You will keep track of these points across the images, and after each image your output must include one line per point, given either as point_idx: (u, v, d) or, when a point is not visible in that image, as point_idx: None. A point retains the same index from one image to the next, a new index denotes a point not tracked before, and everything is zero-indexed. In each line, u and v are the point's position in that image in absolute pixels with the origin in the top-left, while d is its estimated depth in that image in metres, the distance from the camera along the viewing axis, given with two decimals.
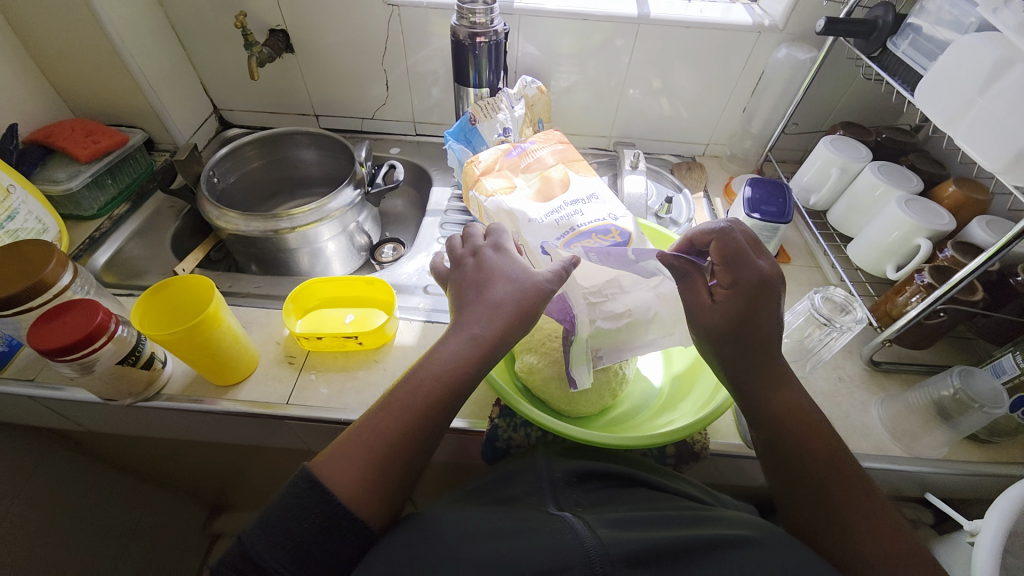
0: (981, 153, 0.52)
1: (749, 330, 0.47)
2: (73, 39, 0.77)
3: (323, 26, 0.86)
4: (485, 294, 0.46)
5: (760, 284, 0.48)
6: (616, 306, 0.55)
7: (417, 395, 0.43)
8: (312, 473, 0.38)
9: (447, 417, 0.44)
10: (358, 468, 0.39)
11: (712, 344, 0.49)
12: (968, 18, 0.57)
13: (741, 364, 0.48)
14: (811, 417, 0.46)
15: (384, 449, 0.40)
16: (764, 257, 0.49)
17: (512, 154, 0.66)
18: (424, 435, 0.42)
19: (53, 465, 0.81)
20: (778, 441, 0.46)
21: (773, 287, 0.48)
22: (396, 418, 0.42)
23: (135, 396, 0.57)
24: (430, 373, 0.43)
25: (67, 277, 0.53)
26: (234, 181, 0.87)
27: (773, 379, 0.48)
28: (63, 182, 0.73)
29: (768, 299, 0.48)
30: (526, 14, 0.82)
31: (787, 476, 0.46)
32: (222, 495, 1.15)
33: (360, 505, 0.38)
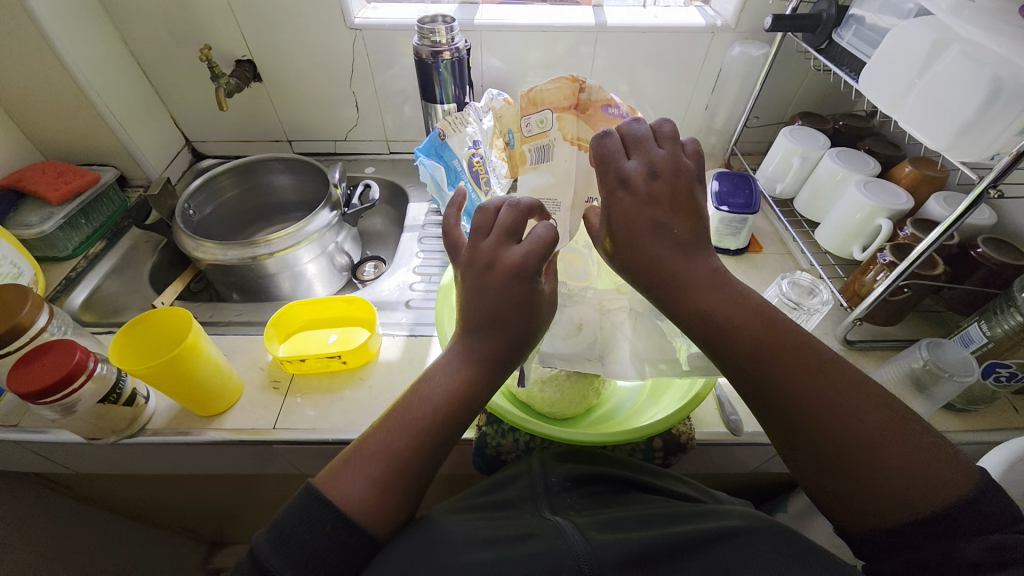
0: (925, 133, 0.54)
1: (628, 231, 0.40)
2: (39, 83, 0.78)
3: (290, 53, 0.87)
4: (507, 313, 0.43)
5: (620, 182, 0.40)
6: (569, 317, 0.60)
7: (429, 419, 0.42)
8: (322, 493, 0.38)
9: (454, 442, 0.43)
10: (369, 489, 0.39)
11: (614, 258, 0.42)
12: (906, 5, 0.60)
13: (690, 316, 0.40)
14: (777, 334, 0.38)
15: (396, 472, 0.40)
16: (638, 156, 0.41)
17: (611, 110, 0.58)
18: (433, 459, 0.42)
19: (43, 511, 0.80)
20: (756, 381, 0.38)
21: (645, 186, 0.40)
22: (407, 441, 0.41)
23: (119, 433, 0.57)
24: (438, 396, 0.43)
25: (44, 319, 0.53)
26: (210, 212, 0.87)
27: (726, 310, 0.39)
28: (36, 225, 0.73)
29: (641, 195, 0.40)
30: (487, 29, 0.85)
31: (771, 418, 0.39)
32: (219, 530, 1.13)
33: (367, 519, 0.38)
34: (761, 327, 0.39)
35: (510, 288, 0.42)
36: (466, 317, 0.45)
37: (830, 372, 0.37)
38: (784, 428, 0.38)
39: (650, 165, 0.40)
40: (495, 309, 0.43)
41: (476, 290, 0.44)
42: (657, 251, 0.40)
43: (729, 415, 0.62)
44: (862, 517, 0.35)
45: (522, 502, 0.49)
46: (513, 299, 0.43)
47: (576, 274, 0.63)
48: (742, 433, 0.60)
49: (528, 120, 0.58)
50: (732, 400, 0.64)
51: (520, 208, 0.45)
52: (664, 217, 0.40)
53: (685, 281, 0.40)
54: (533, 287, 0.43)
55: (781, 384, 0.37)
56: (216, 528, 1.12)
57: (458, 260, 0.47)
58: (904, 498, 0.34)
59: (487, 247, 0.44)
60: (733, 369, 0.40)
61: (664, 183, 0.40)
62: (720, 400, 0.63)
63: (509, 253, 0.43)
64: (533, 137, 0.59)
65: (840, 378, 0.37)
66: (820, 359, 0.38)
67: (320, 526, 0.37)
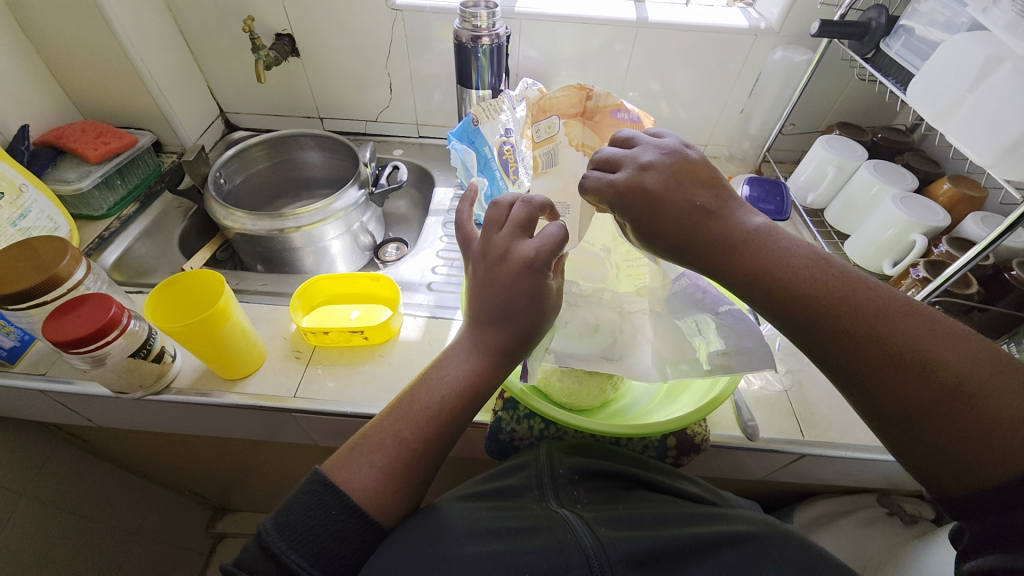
0: (972, 147, 0.53)
1: (654, 229, 0.43)
2: (84, 43, 0.79)
3: (328, 30, 0.88)
4: (518, 306, 0.42)
5: (624, 194, 0.43)
6: (587, 317, 0.60)
7: (434, 409, 0.42)
8: (329, 477, 0.39)
9: (462, 428, 0.43)
10: (377, 475, 0.39)
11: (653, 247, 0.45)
12: (960, 18, 0.58)
13: (752, 282, 0.41)
14: (843, 283, 0.38)
15: (403, 458, 0.40)
16: (622, 165, 0.44)
17: (620, 115, 0.59)
18: (441, 444, 0.42)
19: (61, 463, 0.82)
20: (831, 336, 0.37)
21: (649, 185, 0.43)
22: (415, 427, 0.41)
23: (146, 389, 0.58)
24: (446, 384, 0.42)
25: (81, 273, 0.54)
26: (240, 181, 0.89)
27: (780, 274, 0.39)
28: (74, 182, 0.75)
29: (644, 191, 0.43)
30: (527, 17, 0.84)
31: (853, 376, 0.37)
32: (225, 496, 1.16)
33: (375, 508, 0.39)
34: (820, 278, 0.38)
35: (520, 282, 0.42)
36: (473, 309, 0.44)
37: (903, 320, 0.36)
38: (852, 388, 0.37)
39: (641, 166, 0.44)
40: (503, 302, 0.42)
41: (487, 286, 0.43)
42: (687, 225, 0.42)
43: (747, 421, 0.61)
44: (949, 475, 0.34)
45: (528, 491, 0.49)
46: (524, 292, 0.42)
47: (590, 276, 0.64)
48: (758, 439, 0.60)
49: (537, 127, 0.60)
50: (750, 406, 0.63)
51: (533, 205, 0.45)
52: (678, 204, 0.42)
53: (726, 244, 0.42)
54: (545, 279, 0.42)
55: (846, 341, 0.37)
56: (222, 494, 1.14)
57: (469, 255, 0.47)
58: (999, 451, 0.32)
59: (499, 241, 0.43)
60: (804, 329, 0.39)
61: (666, 175, 0.43)
62: (738, 405, 0.63)
63: (520, 247, 0.43)
64: (543, 143, 0.61)
65: (916, 318, 0.36)
66: (891, 307, 0.36)
67: (326, 511, 0.37)
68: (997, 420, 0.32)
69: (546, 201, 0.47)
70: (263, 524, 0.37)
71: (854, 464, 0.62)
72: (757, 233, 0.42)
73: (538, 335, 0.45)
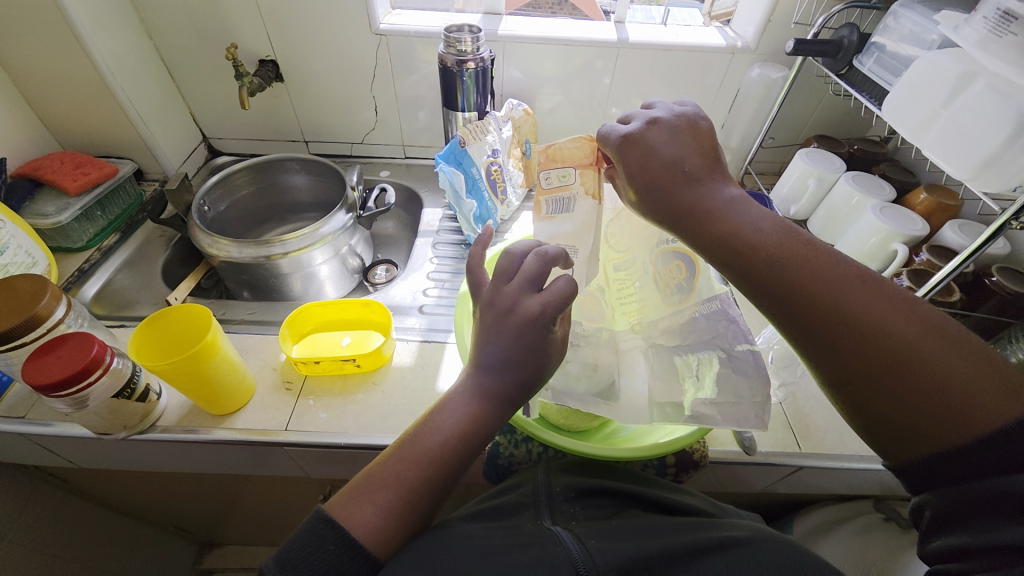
0: (948, 161, 0.55)
1: (644, 182, 0.43)
2: (61, 74, 0.78)
3: (313, 55, 0.88)
4: (520, 358, 0.42)
5: (624, 141, 0.43)
6: (586, 356, 0.56)
7: (437, 450, 0.41)
8: (329, 515, 0.38)
9: (463, 470, 0.42)
10: (379, 513, 0.38)
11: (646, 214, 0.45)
12: (929, 35, 0.60)
13: (721, 250, 0.41)
14: (810, 253, 0.38)
15: (405, 497, 0.39)
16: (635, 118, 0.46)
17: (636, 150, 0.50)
18: (442, 484, 0.41)
19: (40, 505, 0.79)
20: (793, 305, 0.37)
21: (648, 138, 0.43)
22: (417, 466, 0.40)
23: (130, 429, 0.56)
24: (447, 425, 0.42)
25: (61, 311, 0.53)
26: (224, 208, 0.87)
27: (744, 239, 0.40)
28: (52, 215, 0.73)
29: (645, 141, 0.43)
30: (509, 40, 0.85)
31: (812, 342, 0.37)
32: (212, 531, 1.11)
33: (377, 547, 0.38)
34: (786, 251, 0.38)
35: (525, 335, 0.41)
36: (477, 357, 0.44)
37: (865, 289, 0.36)
38: (813, 352, 0.38)
39: (649, 120, 0.44)
40: (509, 352, 0.42)
41: (495, 338, 0.42)
42: (675, 185, 0.42)
43: (743, 434, 0.61)
44: (904, 443, 0.35)
45: (525, 508, 0.48)
46: (525, 345, 0.42)
47: (591, 316, 0.59)
48: (755, 453, 0.60)
49: (548, 175, 0.53)
50: None
51: (547, 258, 0.44)
52: (674, 162, 0.42)
53: (700, 210, 0.41)
54: (548, 334, 0.42)
55: (817, 316, 0.36)
56: (209, 529, 1.10)
57: (478, 300, 0.46)
58: (946, 416, 0.33)
59: (507, 292, 0.43)
60: (764, 297, 0.39)
61: (666, 127, 0.44)
62: None
63: (531, 302, 0.42)
64: (553, 190, 0.54)
65: (875, 291, 0.36)
66: (850, 279, 0.37)
67: (323, 546, 0.36)
68: (947, 389, 0.33)
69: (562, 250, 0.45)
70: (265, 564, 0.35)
71: (851, 474, 0.62)
72: (736, 204, 0.41)
73: (541, 381, 0.44)
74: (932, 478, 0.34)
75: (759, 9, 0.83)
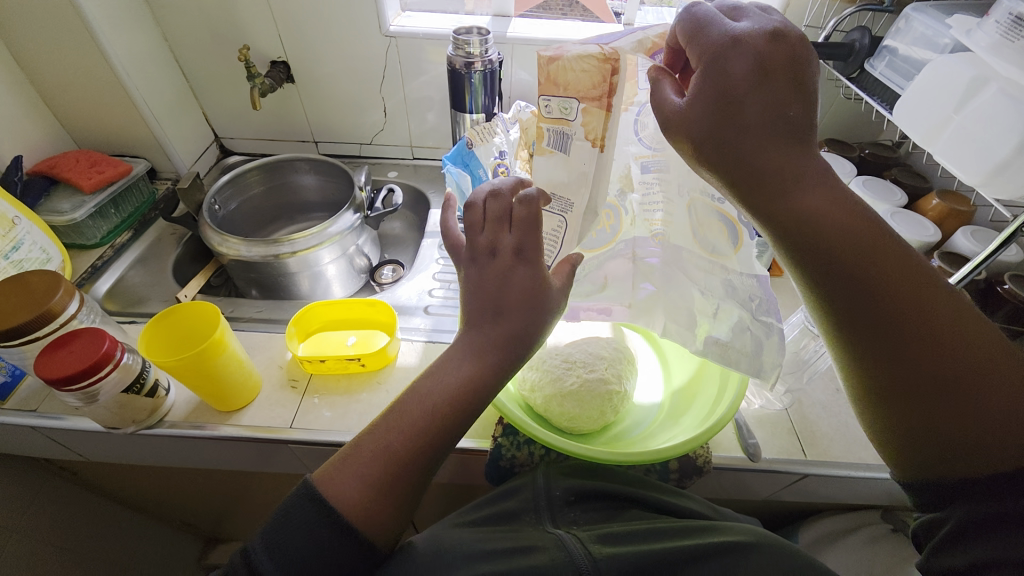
0: (958, 166, 0.54)
1: (722, 109, 0.36)
2: (78, 74, 0.80)
3: (323, 57, 0.89)
4: (512, 308, 0.40)
5: (723, 49, 0.35)
6: (597, 275, 0.58)
7: (425, 419, 0.40)
8: (318, 493, 0.37)
9: (455, 438, 0.41)
10: (364, 486, 0.38)
11: (695, 145, 0.37)
12: (942, 39, 0.60)
13: (799, 234, 0.37)
14: (893, 254, 0.37)
15: (391, 470, 0.38)
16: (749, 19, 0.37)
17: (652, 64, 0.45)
18: (430, 456, 0.40)
19: (51, 496, 0.80)
20: (867, 306, 0.37)
21: (757, 47, 0.34)
22: (404, 438, 0.39)
23: (138, 424, 0.57)
24: (439, 389, 0.40)
25: (74, 306, 0.54)
26: (235, 207, 0.89)
27: (831, 224, 0.37)
28: (67, 212, 0.74)
29: (757, 59, 0.34)
30: (518, 43, 0.86)
31: (878, 346, 0.38)
32: (217, 526, 1.12)
33: (364, 524, 0.37)
34: (866, 243, 0.37)
35: (512, 276, 0.41)
36: (466, 311, 0.42)
37: (937, 306, 0.36)
38: (870, 357, 0.38)
39: (769, 31, 0.35)
40: (497, 295, 0.41)
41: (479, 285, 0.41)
42: (766, 131, 0.35)
43: (747, 440, 0.61)
44: (933, 459, 0.37)
45: (524, 513, 0.49)
46: (517, 289, 0.40)
47: (600, 235, 0.57)
48: (759, 460, 0.59)
49: (548, 103, 0.51)
50: (751, 426, 0.63)
51: (504, 198, 0.42)
52: (771, 95, 0.35)
53: (789, 177, 0.36)
54: (536, 266, 0.41)
55: (883, 323, 0.37)
56: (215, 524, 1.10)
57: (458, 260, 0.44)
58: (981, 442, 0.35)
59: (483, 238, 0.42)
60: (835, 292, 0.38)
61: (782, 45, 0.35)
62: (738, 424, 0.62)
63: (506, 240, 0.41)
64: (552, 120, 0.52)
65: (948, 309, 0.36)
66: (927, 293, 0.36)
67: (317, 532, 0.36)
68: (987, 416, 0.35)
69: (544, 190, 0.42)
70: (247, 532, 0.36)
71: (858, 483, 0.61)
72: (824, 183, 0.37)
73: (538, 329, 0.42)
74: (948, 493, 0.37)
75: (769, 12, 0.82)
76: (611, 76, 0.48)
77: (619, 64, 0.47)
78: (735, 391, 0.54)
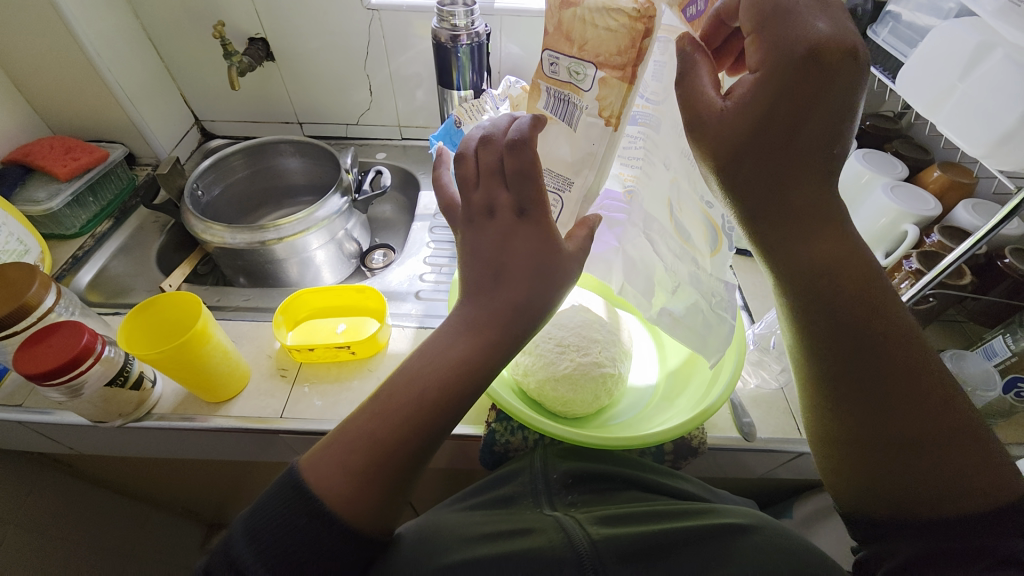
0: (962, 137, 0.52)
1: (762, 125, 0.32)
2: (46, 56, 0.76)
3: (303, 33, 0.85)
4: (508, 281, 0.36)
5: (789, 53, 0.30)
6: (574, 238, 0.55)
7: (413, 404, 0.36)
8: (300, 478, 0.35)
9: (447, 429, 0.37)
10: (346, 477, 0.35)
11: (718, 167, 0.35)
12: (948, 3, 0.57)
13: (796, 266, 0.37)
14: (876, 298, 0.38)
15: (373, 458, 0.35)
16: (825, 17, 0.31)
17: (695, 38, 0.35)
18: (419, 445, 0.36)
19: (48, 488, 0.80)
20: (846, 346, 0.38)
21: (825, 56, 0.30)
22: (390, 427, 0.35)
23: (125, 417, 0.56)
24: (430, 372, 0.36)
25: (51, 299, 0.52)
26: (219, 193, 0.86)
27: (825, 265, 0.37)
28: (43, 201, 0.72)
29: (819, 76, 0.30)
30: (507, 14, 0.82)
31: (856, 387, 0.38)
32: (219, 513, 1.13)
33: (347, 513, 0.35)
34: (864, 295, 0.38)
35: (512, 242, 0.37)
36: (464, 278, 0.39)
37: (913, 356, 0.37)
38: (844, 395, 0.38)
39: (849, 46, 0.30)
40: (495, 260, 0.37)
41: (477, 250, 0.38)
42: (800, 166, 0.34)
43: (742, 419, 0.61)
44: (886, 500, 0.38)
45: (522, 498, 0.48)
46: (517, 256, 0.36)
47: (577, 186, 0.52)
48: (755, 439, 0.60)
49: (554, 59, 0.40)
50: (745, 405, 0.63)
51: (498, 146, 0.37)
52: (820, 117, 0.32)
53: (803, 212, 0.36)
54: (541, 227, 0.37)
55: (865, 365, 0.37)
56: (217, 510, 1.11)
57: (455, 222, 0.41)
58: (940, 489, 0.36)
59: (478, 196, 0.37)
60: (823, 331, 0.38)
61: (852, 65, 0.30)
62: (733, 404, 0.62)
63: (501, 195, 0.37)
64: (559, 82, 0.41)
65: (922, 361, 0.37)
66: (905, 343, 0.37)
67: (294, 522, 0.34)
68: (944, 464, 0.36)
69: (539, 119, 0.36)
70: (233, 526, 0.35)
71: None
72: (831, 225, 0.37)
73: (540, 310, 0.37)
74: (899, 535, 0.37)
75: None
76: (643, 40, 0.37)
77: (655, 21, 0.36)
78: (732, 373, 0.54)
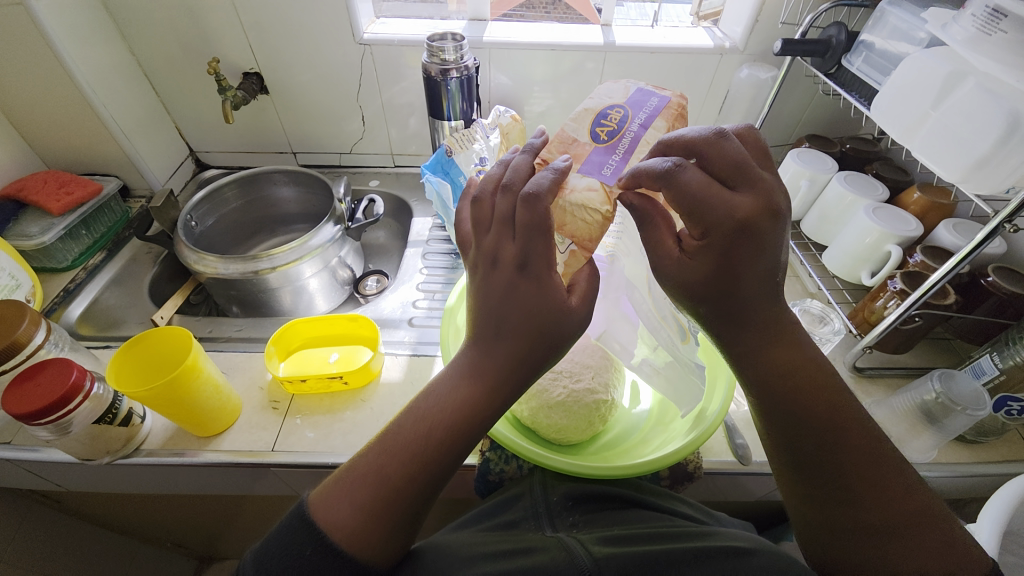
0: (939, 163, 0.54)
1: (718, 272, 0.36)
2: (42, 94, 0.77)
3: (296, 66, 0.87)
4: (512, 326, 0.37)
5: (724, 221, 0.33)
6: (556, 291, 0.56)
7: (420, 443, 0.36)
8: (309, 511, 0.35)
9: (451, 467, 0.37)
10: (356, 513, 0.35)
11: (686, 298, 0.39)
12: (918, 32, 0.59)
13: (761, 374, 0.40)
14: (833, 388, 0.40)
15: (383, 494, 0.35)
16: (745, 187, 0.33)
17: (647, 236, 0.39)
18: (428, 482, 0.36)
19: (33, 527, 0.78)
20: (805, 437, 0.40)
21: (753, 220, 0.33)
22: (400, 465, 0.36)
23: (113, 454, 0.55)
24: (436, 413, 0.37)
25: (41, 336, 0.52)
26: (212, 224, 0.87)
27: (783, 367, 0.40)
28: (36, 236, 0.73)
29: (751, 237, 0.34)
30: (495, 47, 0.85)
31: (820, 477, 0.40)
32: (210, 547, 1.10)
33: (354, 550, 0.34)
34: (823, 396, 0.40)
35: (516, 291, 0.36)
36: (472, 322, 0.39)
37: (868, 442, 0.39)
38: (817, 484, 0.40)
39: (772, 208, 0.34)
40: (500, 306, 0.37)
41: (486, 293, 0.37)
42: (752, 294, 0.37)
43: (736, 442, 0.60)
44: None
45: (524, 521, 0.48)
46: (519, 304, 0.36)
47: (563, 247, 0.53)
48: (750, 462, 0.59)
49: None
50: (739, 427, 0.63)
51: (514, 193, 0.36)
52: (761, 258, 0.35)
53: (760, 324, 0.39)
54: (547, 275, 0.36)
55: (825, 456, 0.40)
56: (207, 545, 1.08)
57: (468, 256, 0.41)
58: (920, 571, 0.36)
59: (488, 241, 0.37)
60: (786, 429, 0.41)
61: (773, 219, 0.34)
62: (727, 426, 0.62)
63: (509, 245, 0.36)
64: None
65: (878, 444, 0.40)
66: (858, 429, 0.40)
67: (302, 550, 0.34)
68: (919, 544, 0.37)
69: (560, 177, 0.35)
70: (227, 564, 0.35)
71: None
72: (785, 332, 0.40)
73: (546, 354, 0.38)
74: None
75: (747, 8, 0.81)
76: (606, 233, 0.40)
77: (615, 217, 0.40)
78: (722, 399, 0.54)
